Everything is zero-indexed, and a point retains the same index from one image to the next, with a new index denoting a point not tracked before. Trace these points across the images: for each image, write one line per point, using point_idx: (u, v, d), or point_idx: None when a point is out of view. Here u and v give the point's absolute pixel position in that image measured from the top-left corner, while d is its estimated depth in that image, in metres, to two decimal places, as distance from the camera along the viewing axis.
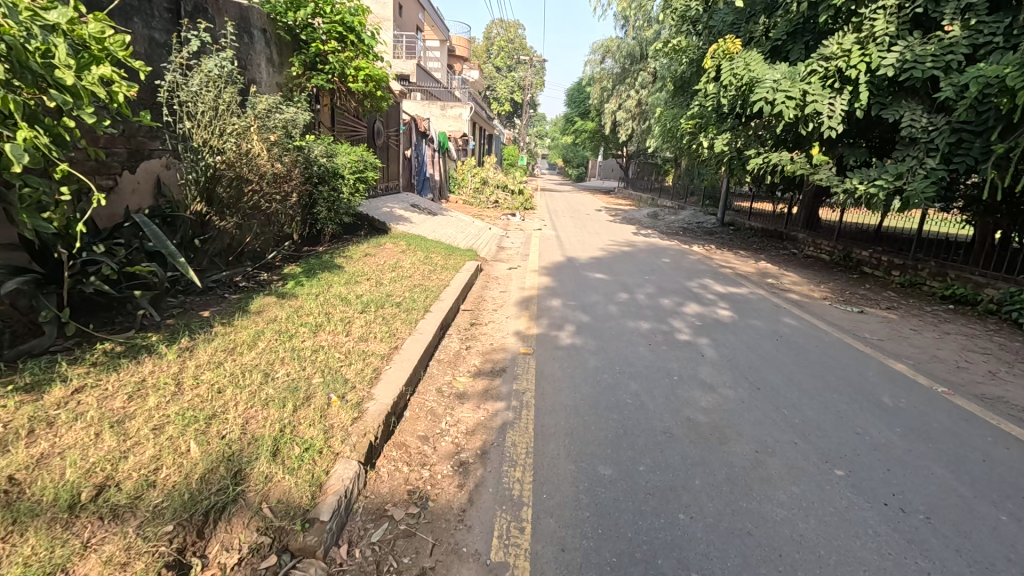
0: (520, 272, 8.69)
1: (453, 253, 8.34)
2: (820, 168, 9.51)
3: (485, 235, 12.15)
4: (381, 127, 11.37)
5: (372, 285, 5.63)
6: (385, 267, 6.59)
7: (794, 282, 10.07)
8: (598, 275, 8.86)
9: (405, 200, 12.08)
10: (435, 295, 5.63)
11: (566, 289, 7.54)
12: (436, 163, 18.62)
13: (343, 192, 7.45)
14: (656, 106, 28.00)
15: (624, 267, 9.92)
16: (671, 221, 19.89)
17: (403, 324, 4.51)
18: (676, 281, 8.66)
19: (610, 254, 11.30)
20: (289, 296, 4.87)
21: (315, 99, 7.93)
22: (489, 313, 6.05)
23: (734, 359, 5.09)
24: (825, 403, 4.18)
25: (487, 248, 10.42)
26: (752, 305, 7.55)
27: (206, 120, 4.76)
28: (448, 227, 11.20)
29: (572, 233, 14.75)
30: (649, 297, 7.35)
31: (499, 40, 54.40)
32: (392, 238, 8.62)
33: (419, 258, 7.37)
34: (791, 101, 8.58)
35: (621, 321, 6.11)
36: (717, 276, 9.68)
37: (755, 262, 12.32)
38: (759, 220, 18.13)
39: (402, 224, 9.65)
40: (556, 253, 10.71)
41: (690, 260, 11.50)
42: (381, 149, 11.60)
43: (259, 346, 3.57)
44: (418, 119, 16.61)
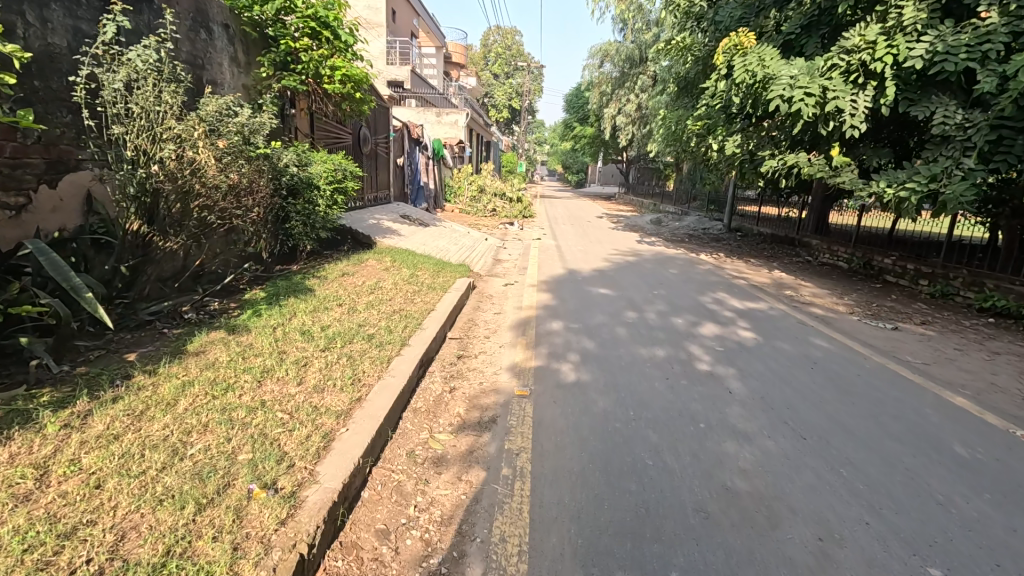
0: (517, 289, 7.94)
1: (443, 269, 7.59)
2: (841, 171, 8.76)
3: (480, 247, 11.41)
4: (368, 134, 10.67)
5: (345, 312, 4.88)
6: (364, 288, 5.85)
7: (814, 294, 9.30)
8: (602, 290, 8.11)
9: (395, 210, 11.36)
10: (416, 322, 4.87)
11: (567, 309, 6.78)
12: (430, 170, 17.95)
13: (318, 205, 6.73)
14: (657, 110, 27.31)
15: (629, 280, 9.17)
16: (676, 227, 19.16)
17: (372, 364, 3.75)
18: (688, 296, 7.89)
19: (614, 265, 10.56)
20: (241, 330, 4.14)
21: (288, 104, 7.23)
22: (479, 340, 5.28)
23: (767, 394, 4.31)
24: (888, 457, 3.40)
25: (482, 261, 9.67)
26: (775, 323, 6.78)
27: (139, 125, 4.03)
28: (440, 239, 10.47)
29: (573, 242, 14.01)
30: (660, 317, 6.60)
31: (496, 47, 53.96)
32: (376, 253, 7.87)
33: (404, 276, 6.64)
34: (811, 97, 7.84)
35: (631, 347, 5.33)
36: (732, 289, 8.91)
37: (768, 271, 11.56)
38: (768, 225, 17.37)
39: (389, 238, 8.93)
40: (556, 266, 9.96)
41: (700, 270, 10.75)
42: (368, 157, 10.90)
43: (180, 405, 2.81)
44: (410, 125, 15.94)
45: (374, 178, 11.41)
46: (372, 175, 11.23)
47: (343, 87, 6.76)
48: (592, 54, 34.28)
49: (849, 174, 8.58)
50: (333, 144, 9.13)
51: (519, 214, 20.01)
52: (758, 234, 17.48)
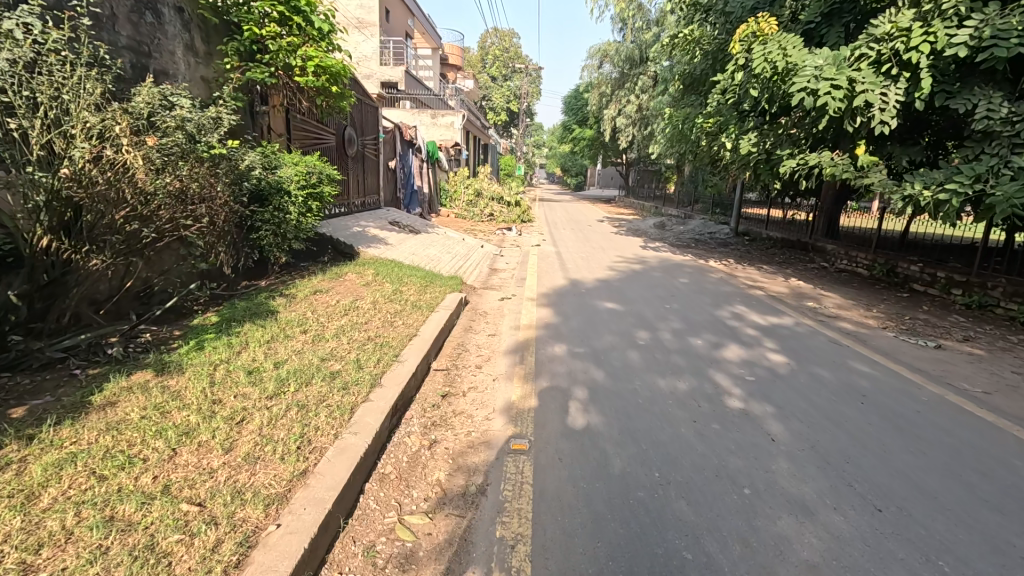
0: (514, 303, 7.17)
1: (432, 282, 6.82)
2: (868, 170, 8.02)
3: (475, 256, 10.64)
4: (353, 135, 9.89)
5: (308, 342, 4.11)
6: (339, 308, 5.09)
7: (838, 306, 8.54)
8: (608, 304, 7.35)
9: (383, 217, 10.58)
10: (393, 353, 4.09)
11: (570, 328, 6.00)
12: (425, 174, 17.19)
13: (290, 212, 5.96)
14: (658, 111, 26.62)
15: (637, 291, 8.40)
16: (681, 231, 18.42)
17: (330, 416, 2.98)
18: (703, 311, 7.12)
19: (620, 275, 9.79)
20: (173, 369, 3.36)
21: (258, 99, 6.48)
22: (469, 370, 4.49)
23: (817, 442, 3.54)
24: (994, 539, 2.62)
25: (476, 272, 8.90)
26: (805, 342, 6.01)
27: (44, 117, 3.25)
28: (431, 247, 9.69)
29: (574, 249, 13.25)
30: (677, 337, 5.82)
31: (494, 49, 53.28)
32: (358, 265, 7.10)
33: (386, 293, 5.86)
34: (839, 90, 7.09)
35: (647, 378, 4.55)
36: (751, 301, 8.15)
37: (784, 279, 10.79)
38: (777, 229, 16.62)
39: (375, 247, 8.17)
40: (558, 276, 9.19)
41: (712, 279, 9.98)
42: (354, 160, 10.13)
43: (44, 499, 2.03)
44: (402, 127, 15.18)
45: (360, 183, 10.64)
46: (358, 179, 10.45)
47: (317, 81, 6.05)
48: (591, 54, 33.60)
49: (878, 174, 7.83)
50: (313, 145, 8.36)
51: (518, 219, 19.26)
52: (767, 239, 16.73)
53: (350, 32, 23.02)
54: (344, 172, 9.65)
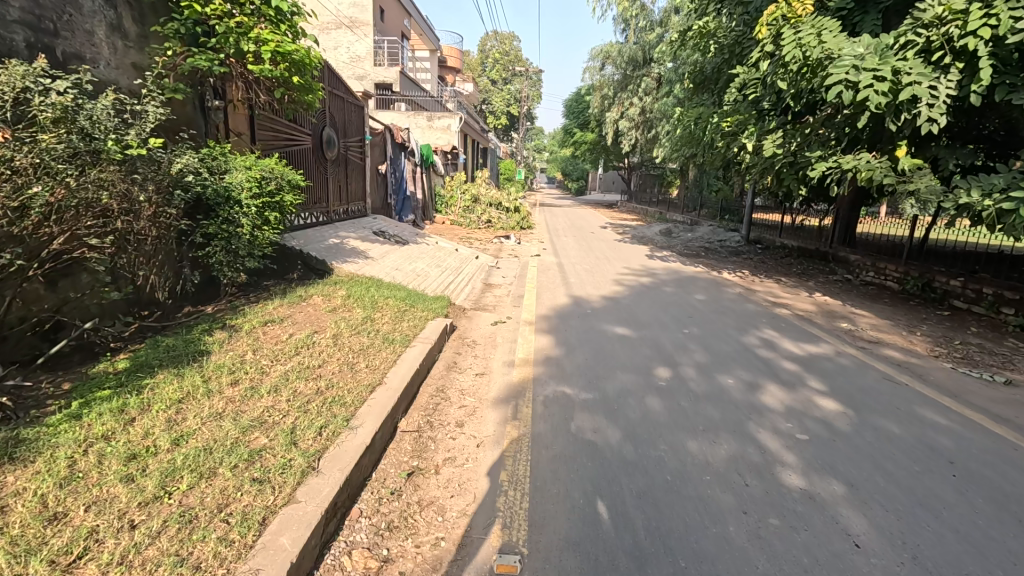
0: (509, 327, 6.23)
1: (414, 305, 5.86)
2: (911, 175, 7.08)
3: (468, 269, 9.68)
4: (332, 137, 8.98)
5: (235, 399, 3.15)
6: (291, 345, 4.13)
7: (876, 327, 7.57)
8: (618, 328, 6.39)
9: (366, 226, 9.63)
10: (345, 415, 3.12)
11: (575, 363, 5.03)
12: (418, 179, 16.28)
13: (242, 225, 5.02)
14: (663, 113, 25.81)
15: (648, 311, 7.44)
16: (690, 239, 17.49)
17: (225, 540, 2.02)
18: (728, 339, 6.14)
19: (628, 291, 8.84)
20: (22, 451, 2.40)
21: (209, 94, 5.59)
22: (448, 430, 3.52)
23: (918, 549, 2.58)
24: None
25: (468, 289, 7.94)
26: (855, 379, 5.04)
27: None
28: (418, 260, 8.74)
29: (576, 259, 12.31)
30: (702, 375, 4.86)
31: (494, 52, 52.59)
32: (329, 285, 6.16)
33: (355, 321, 4.91)
34: (884, 82, 6.11)
35: (674, 438, 3.58)
36: (778, 323, 7.19)
37: (808, 294, 9.84)
38: (791, 236, 15.66)
39: (352, 262, 7.22)
40: (559, 293, 8.22)
41: (730, 296, 9.04)
42: (334, 164, 9.21)
43: None
44: (393, 129, 14.26)
45: (342, 189, 9.70)
46: (339, 185, 9.53)
47: (273, 70, 5.10)
48: (592, 56, 32.77)
49: (923, 179, 6.89)
50: (282, 148, 7.44)
51: (517, 226, 18.35)
52: (780, 247, 15.77)
53: (342, 32, 22.19)
54: (322, 178, 8.72)
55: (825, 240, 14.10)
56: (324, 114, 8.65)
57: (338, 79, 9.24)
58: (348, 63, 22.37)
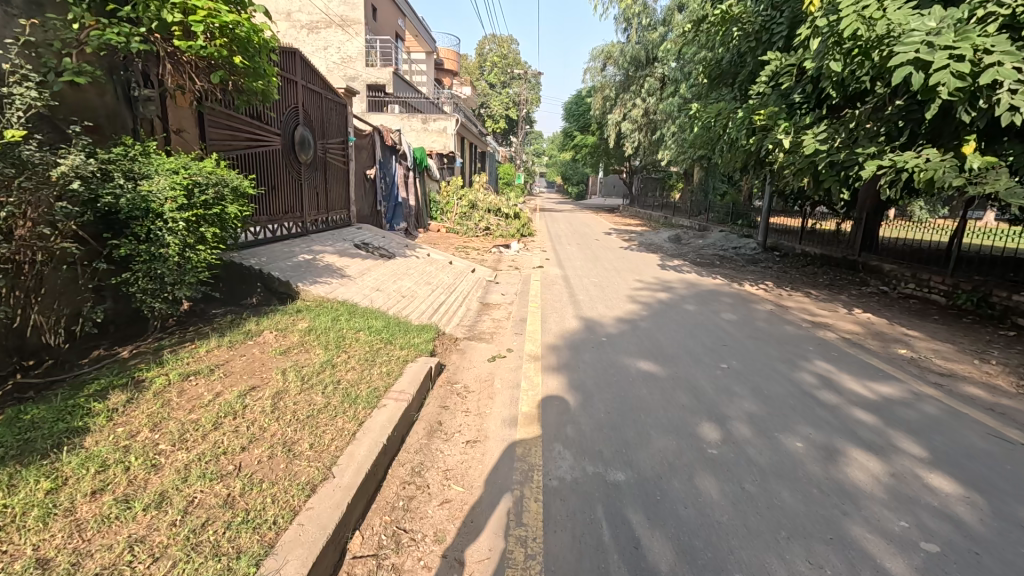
0: (510, 363, 5.12)
1: (393, 339, 4.76)
2: (983, 174, 5.98)
3: (462, 285, 8.56)
4: (307, 138, 7.92)
5: (87, 528, 2.03)
6: (212, 412, 3.01)
7: (940, 354, 6.47)
8: (642, 362, 5.27)
9: (347, 238, 8.52)
10: (255, 552, 2.01)
11: (595, 418, 3.91)
12: (411, 184, 15.22)
13: (167, 245, 3.92)
14: (668, 114, 24.77)
15: (674, 337, 6.31)
16: (701, 246, 16.42)
17: None
18: (778, 378, 5.03)
19: (646, 310, 7.74)
20: None
21: (138, 81, 4.61)
22: (421, 553, 2.41)
23: None
24: None
25: (461, 312, 6.83)
26: (957, 437, 3.91)
27: None
28: (404, 277, 7.64)
29: (582, 271, 11.22)
30: (762, 436, 3.74)
31: (491, 55, 51.64)
32: (290, 314, 5.04)
33: (311, 368, 3.81)
34: (964, 62, 5.02)
35: (751, 559, 2.46)
36: (828, 353, 6.08)
37: (846, 312, 8.76)
38: (812, 244, 14.59)
39: (325, 282, 6.12)
40: (568, 314, 7.11)
41: (761, 314, 7.95)
42: (310, 168, 8.13)
43: None
44: (382, 131, 13.21)
45: (319, 197, 8.61)
46: (316, 193, 8.44)
47: (209, 49, 4.05)
48: (593, 57, 31.80)
49: (1000, 180, 5.79)
50: (243, 149, 6.39)
51: (517, 233, 17.27)
52: (800, 255, 14.66)
53: (333, 31, 21.14)
54: (293, 185, 7.64)
55: (851, 246, 13.03)
56: (296, 112, 7.60)
57: (314, 74, 8.22)
58: (339, 64, 21.32)
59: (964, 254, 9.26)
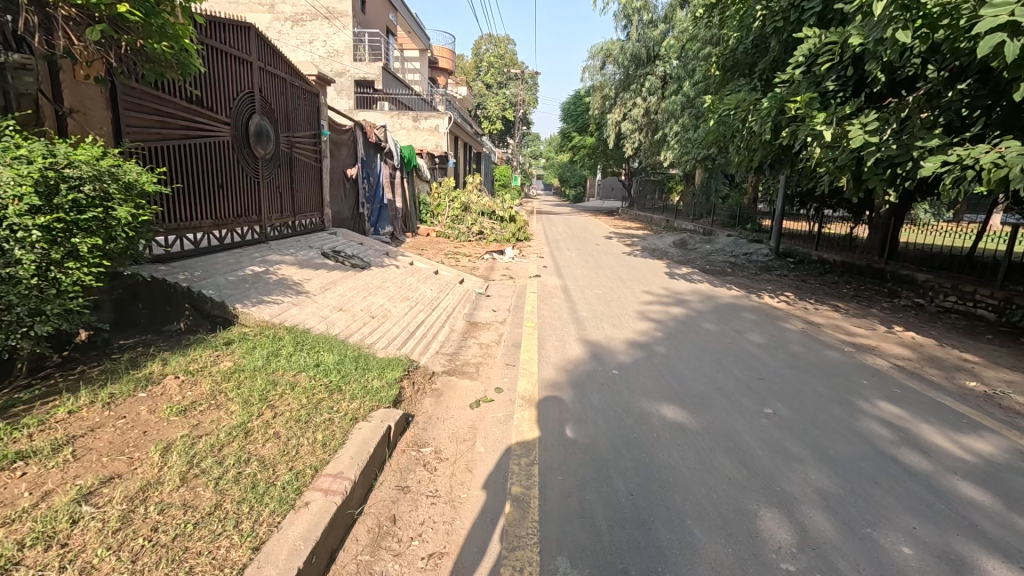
0: (498, 410, 4.01)
1: (345, 382, 3.64)
2: None
3: (447, 299, 7.44)
4: (266, 128, 6.81)
5: None
6: (16, 537, 1.89)
7: (1016, 387, 5.38)
8: (665, 407, 4.17)
9: (314, 245, 7.40)
10: None
11: (613, 506, 2.81)
12: (398, 185, 14.13)
13: (16, 259, 2.74)
14: (671, 113, 23.79)
15: (699, 368, 5.22)
16: (709, 251, 15.39)
17: None
18: (839, 430, 3.94)
19: (660, 330, 6.64)
20: None
21: (6, 42, 3.44)
22: None
23: None
24: None
25: (442, 336, 5.72)
26: None
27: None
28: (378, 291, 6.52)
29: (583, 281, 10.15)
30: (851, 536, 2.64)
31: (487, 55, 50.60)
32: (213, 348, 3.90)
33: (214, 439, 2.68)
34: None
35: None
36: (888, 389, 4.99)
37: (885, 330, 7.70)
38: (830, 251, 13.56)
39: (273, 302, 5.00)
40: (570, 338, 6.00)
41: (792, 334, 6.88)
42: (269, 165, 7.01)
43: None
44: (364, 126, 12.11)
45: (282, 198, 7.49)
46: (277, 193, 7.32)
47: None
48: (592, 55, 30.82)
49: None
50: (176, 139, 5.28)
51: (512, 238, 16.22)
52: (817, 262, 13.61)
53: (319, 24, 20.02)
54: (247, 182, 6.52)
55: (870, 252, 12.07)
56: (251, 97, 6.50)
57: (275, 55, 7.11)
58: (325, 58, 20.21)
59: (1017, 263, 8.24)
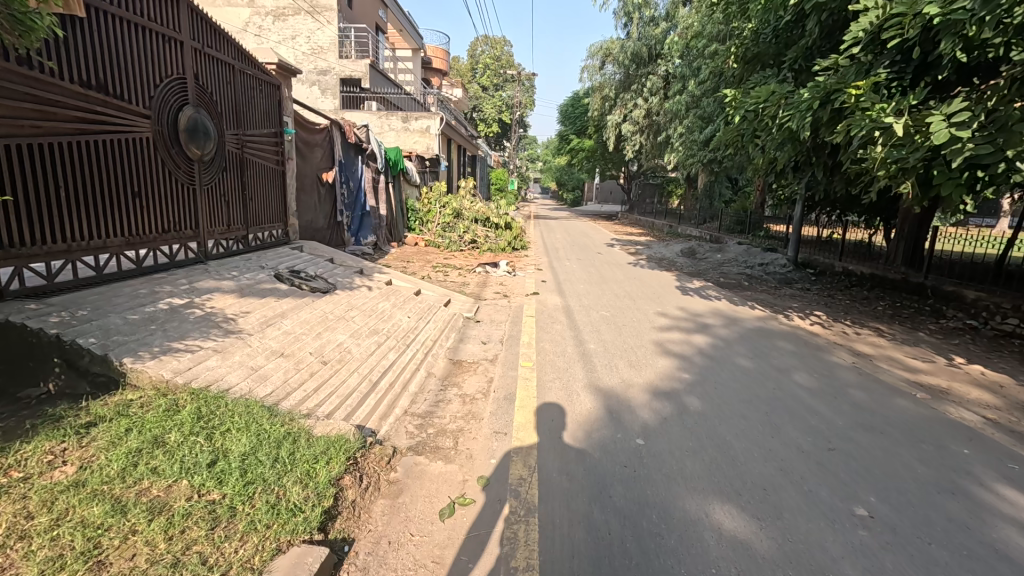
0: (479, 522, 2.77)
1: (245, 497, 2.42)
2: None
3: (428, 329, 6.21)
4: (205, 123, 5.60)
5: None
6: None
7: None
8: (716, 508, 2.95)
9: (267, 265, 6.15)
10: None
11: None
12: (382, 190, 12.94)
13: None
14: (674, 112, 22.75)
15: (746, 431, 4.00)
16: (721, 261, 14.26)
17: None
18: (968, 544, 2.77)
19: (686, 368, 5.42)
20: None
21: None
22: None
23: None
24: None
25: (413, 388, 4.50)
26: None
27: None
28: (338, 322, 5.29)
29: (587, 299, 8.97)
30: None
31: (484, 57, 49.52)
32: (58, 436, 2.63)
33: None
34: None
35: None
36: (996, 459, 3.80)
37: (946, 362, 6.53)
38: (855, 263, 12.36)
39: (186, 350, 3.77)
40: (576, 386, 4.79)
41: (844, 372, 5.69)
42: (209, 167, 5.77)
43: None
44: (341, 125, 10.90)
45: (229, 207, 6.25)
46: (221, 201, 6.09)
47: None
48: (592, 54, 29.65)
49: None
50: (68, 134, 4.07)
51: (508, 247, 15.07)
52: (841, 274, 12.42)
53: (302, 19, 18.80)
54: (177, 189, 5.30)
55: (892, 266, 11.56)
56: (183, 84, 5.29)
57: (217, 33, 5.89)
58: (308, 55, 18.98)
59: None
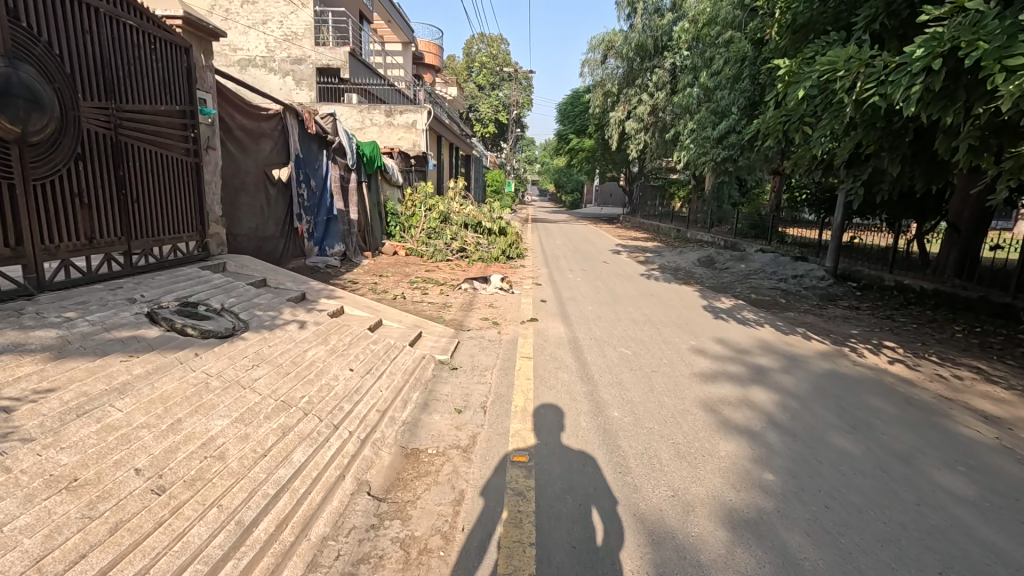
0: None
1: None
2: None
3: (378, 386, 4.30)
4: (32, 84, 3.68)
5: None
6: None
7: None
8: None
9: (139, 296, 4.22)
10: None
11: None
12: (353, 191, 11.01)
13: None
14: (683, 107, 20.95)
15: None
16: (746, 273, 12.41)
17: None
18: None
19: (766, 459, 3.55)
20: None
21: None
22: None
23: None
24: None
25: (321, 533, 2.60)
26: None
27: None
28: (221, 395, 3.35)
29: (599, 327, 7.06)
30: None
31: (480, 56, 47.72)
32: None
33: None
34: None
35: None
36: None
37: None
38: (911, 276, 10.52)
39: None
40: (600, 514, 2.86)
41: (996, 458, 3.80)
42: (49, 153, 3.88)
43: None
44: (297, 110, 8.98)
45: (92, 212, 4.33)
46: (78, 203, 4.19)
47: None
48: (593, 47, 27.77)
49: None
50: None
51: (502, 256, 13.20)
52: (893, 288, 10.58)
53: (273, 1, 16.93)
54: None
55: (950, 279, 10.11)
56: None
57: None
58: (281, 41, 17.10)
59: None
